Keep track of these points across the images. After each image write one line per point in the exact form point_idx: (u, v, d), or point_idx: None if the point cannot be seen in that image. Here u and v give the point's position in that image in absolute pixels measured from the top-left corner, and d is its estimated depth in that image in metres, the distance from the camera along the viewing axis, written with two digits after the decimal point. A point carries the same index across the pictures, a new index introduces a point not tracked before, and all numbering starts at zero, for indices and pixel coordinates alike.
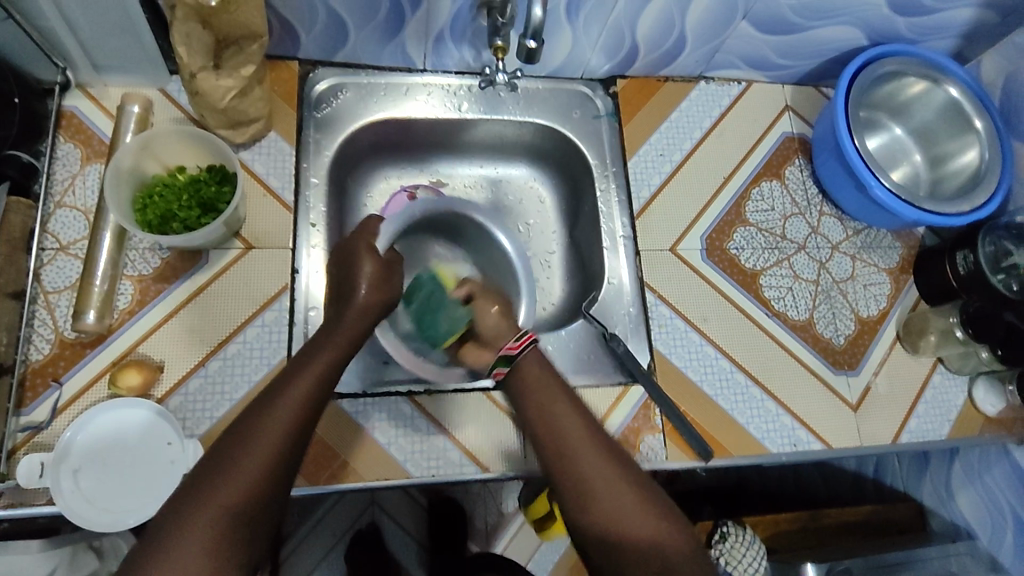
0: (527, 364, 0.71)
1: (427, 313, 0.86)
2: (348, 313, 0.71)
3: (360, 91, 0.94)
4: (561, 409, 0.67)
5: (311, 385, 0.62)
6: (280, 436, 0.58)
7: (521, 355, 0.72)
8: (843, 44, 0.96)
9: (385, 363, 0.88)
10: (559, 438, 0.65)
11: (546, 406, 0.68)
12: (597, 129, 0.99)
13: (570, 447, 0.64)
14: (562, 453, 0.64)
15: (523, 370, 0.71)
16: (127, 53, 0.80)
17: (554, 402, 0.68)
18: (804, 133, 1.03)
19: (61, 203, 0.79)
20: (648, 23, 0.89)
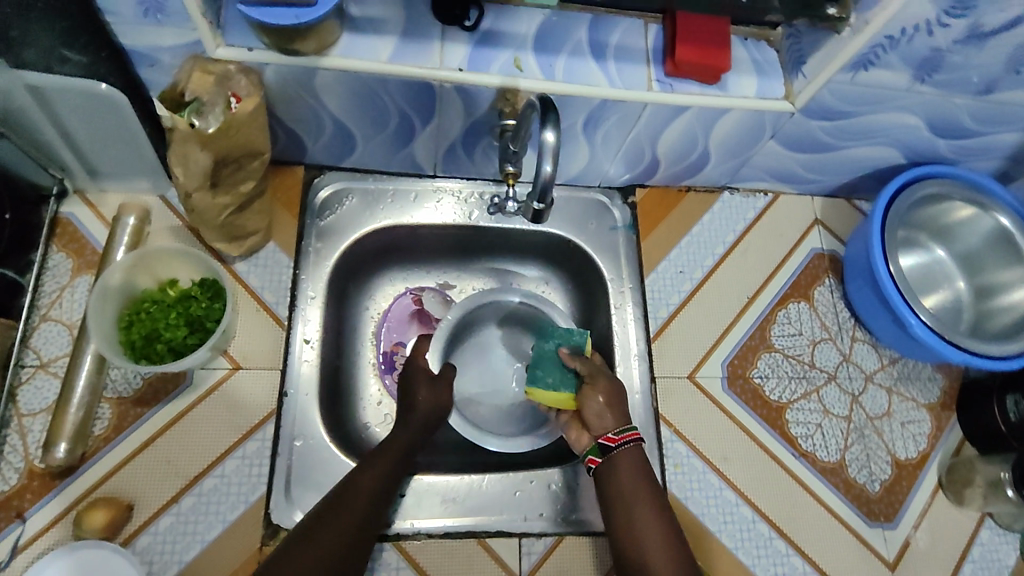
0: (621, 461, 0.72)
1: (536, 361, 0.79)
2: (420, 399, 0.77)
3: (365, 197, 0.89)
4: (649, 515, 0.68)
5: (382, 479, 0.70)
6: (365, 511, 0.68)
7: (620, 448, 0.72)
8: (879, 162, 0.90)
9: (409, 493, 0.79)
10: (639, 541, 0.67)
11: (637, 508, 0.69)
12: (613, 240, 0.93)
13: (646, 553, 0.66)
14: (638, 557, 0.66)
15: (618, 464, 0.71)
16: (126, 163, 0.77)
17: (647, 508, 0.69)
18: (835, 250, 0.97)
19: (46, 316, 0.76)
20: (671, 141, 0.84)
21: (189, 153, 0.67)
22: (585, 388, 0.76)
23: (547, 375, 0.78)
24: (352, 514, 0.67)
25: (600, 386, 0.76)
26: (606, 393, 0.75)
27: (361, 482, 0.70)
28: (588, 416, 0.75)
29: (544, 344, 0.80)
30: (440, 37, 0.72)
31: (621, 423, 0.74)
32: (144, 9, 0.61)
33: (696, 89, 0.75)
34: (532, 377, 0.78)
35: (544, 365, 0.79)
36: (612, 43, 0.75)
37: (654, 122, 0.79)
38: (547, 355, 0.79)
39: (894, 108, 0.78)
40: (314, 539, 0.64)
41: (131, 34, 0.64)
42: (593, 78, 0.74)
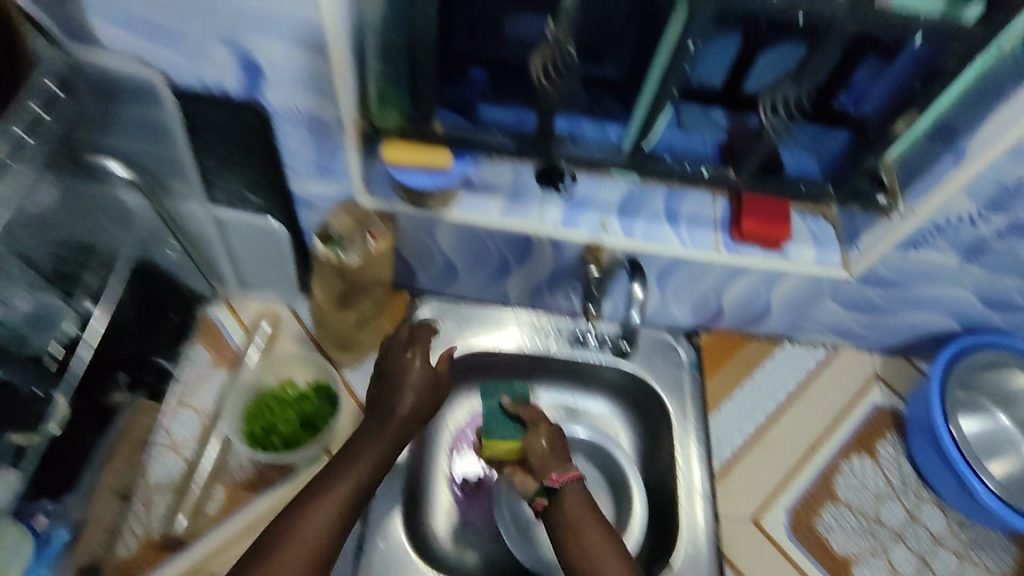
0: (567, 500, 0.75)
1: (487, 417, 0.86)
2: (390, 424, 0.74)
3: (454, 321, 0.99)
4: (597, 539, 0.71)
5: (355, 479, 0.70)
6: (327, 521, 0.66)
7: (562, 485, 0.76)
8: (934, 327, 0.97)
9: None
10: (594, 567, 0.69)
11: (584, 539, 0.72)
12: (678, 376, 0.99)
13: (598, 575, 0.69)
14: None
15: (562, 506, 0.75)
16: (271, 278, 0.91)
17: (590, 530, 0.72)
18: (895, 406, 1.01)
19: (182, 402, 0.88)
20: (736, 294, 0.94)
21: (326, 278, 0.82)
22: (529, 433, 0.83)
23: (500, 429, 0.84)
24: (315, 538, 0.66)
25: (542, 429, 0.83)
26: (548, 436, 0.82)
27: (325, 495, 0.68)
28: (533, 462, 0.80)
29: (489, 403, 0.87)
30: (540, 200, 0.87)
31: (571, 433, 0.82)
32: (318, 168, 0.75)
33: (760, 254, 0.86)
34: (487, 432, 0.84)
35: (494, 419, 0.85)
36: (684, 211, 0.88)
37: (721, 277, 0.90)
38: (496, 411, 0.86)
39: (944, 282, 0.86)
40: (284, 551, 0.64)
41: (301, 183, 0.78)
42: (668, 239, 0.87)
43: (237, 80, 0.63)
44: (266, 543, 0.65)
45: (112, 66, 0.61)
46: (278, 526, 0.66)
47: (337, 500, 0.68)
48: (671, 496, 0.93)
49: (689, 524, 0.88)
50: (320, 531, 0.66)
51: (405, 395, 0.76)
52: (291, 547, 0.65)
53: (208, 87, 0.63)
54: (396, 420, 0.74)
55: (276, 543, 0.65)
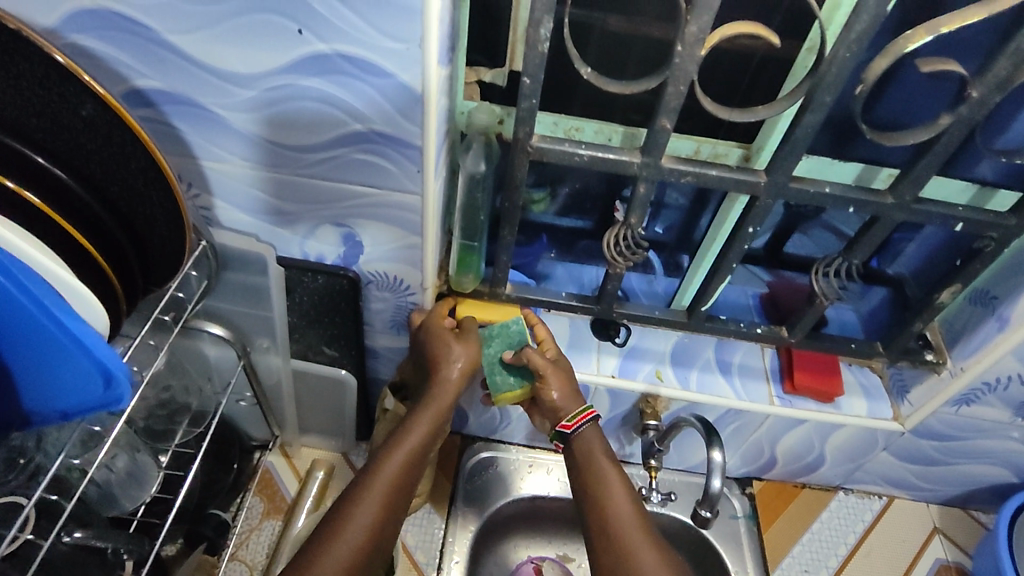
0: (588, 435, 0.75)
1: (489, 369, 0.77)
2: (437, 391, 0.72)
3: (508, 467, 1.02)
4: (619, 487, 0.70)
5: (412, 441, 0.70)
6: (387, 485, 0.66)
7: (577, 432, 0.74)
8: (992, 478, 0.96)
9: None
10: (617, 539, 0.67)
11: (604, 472, 0.71)
12: (735, 529, 0.97)
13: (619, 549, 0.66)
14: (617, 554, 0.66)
15: (581, 444, 0.74)
16: (330, 424, 0.93)
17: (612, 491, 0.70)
18: (961, 562, 0.98)
19: (234, 555, 0.86)
20: (789, 443, 0.94)
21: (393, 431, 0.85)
22: (541, 386, 0.75)
23: (505, 378, 0.76)
24: (371, 499, 0.65)
25: (553, 377, 0.75)
26: (557, 387, 0.75)
27: (373, 485, 0.66)
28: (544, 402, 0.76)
29: (489, 351, 0.77)
30: (597, 350, 0.90)
31: (581, 404, 0.76)
32: (394, 324, 0.82)
33: (813, 405, 0.88)
34: (493, 385, 0.76)
35: (496, 369, 0.76)
36: (734, 362, 0.91)
37: (775, 427, 0.91)
38: (496, 362, 0.76)
39: (1000, 436, 0.87)
40: (321, 558, 0.61)
41: (378, 337, 0.84)
42: (723, 390, 0.89)
43: (338, 252, 0.72)
44: (308, 543, 0.63)
45: (230, 244, 0.70)
46: (313, 538, 0.63)
47: (380, 484, 0.66)
48: None
49: None
50: (359, 543, 0.63)
51: (443, 398, 0.72)
52: (334, 544, 0.62)
53: (309, 256, 0.73)
54: (440, 383, 0.73)
55: (310, 554, 0.61)
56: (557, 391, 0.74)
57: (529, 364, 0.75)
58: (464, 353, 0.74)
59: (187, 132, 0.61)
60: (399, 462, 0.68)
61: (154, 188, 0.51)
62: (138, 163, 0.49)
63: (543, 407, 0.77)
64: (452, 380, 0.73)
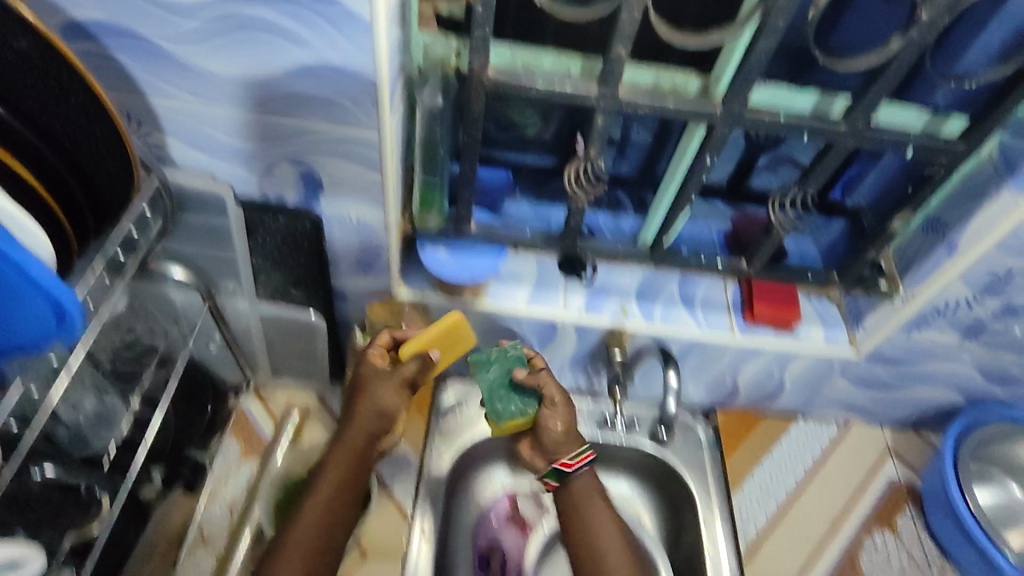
0: (580, 484, 0.83)
1: (490, 396, 0.83)
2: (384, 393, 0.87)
3: (479, 404, 1.03)
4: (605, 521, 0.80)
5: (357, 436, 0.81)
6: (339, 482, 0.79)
7: (576, 472, 0.83)
8: (942, 401, 1.01)
9: None
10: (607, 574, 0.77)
11: (591, 508, 0.81)
12: (700, 457, 1.01)
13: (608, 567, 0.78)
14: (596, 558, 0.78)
15: (574, 487, 0.82)
16: (302, 367, 0.95)
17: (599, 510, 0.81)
18: (911, 480, 1.03)
19: (212, 495, 0.87)
20: (750, 372, 0.98)
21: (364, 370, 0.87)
22: (546, 413, 0.82)
23: (507, 406, 0.83)
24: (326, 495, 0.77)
25: (558, 410, 0.82)
26: (564, 421, 0.82)
27: (319, 496, 0.77)
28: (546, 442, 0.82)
29: (488, 376, 0.83)
30: (564, 288, 0.92)
31: (578, 446, 0.83)
32: (360, 266, 0.82)
33: (771, 335, 0.92)
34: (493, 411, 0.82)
35: (499, 397, 0.83)
36: (698, 296, 0.94)
37: (737, 357, 0.95)
38: (497, 387, 0.83)
39: (947, 360, 0.92)
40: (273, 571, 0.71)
41: (345, 279, 0.85)
42: (685, 322, 0.92)
43: (298, 192, 0.72)
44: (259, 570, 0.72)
45: (188, 183, 0.70)
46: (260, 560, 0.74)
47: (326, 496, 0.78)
48: None
49: None
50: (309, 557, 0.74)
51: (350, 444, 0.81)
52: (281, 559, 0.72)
53: (269, 198, 0.73)
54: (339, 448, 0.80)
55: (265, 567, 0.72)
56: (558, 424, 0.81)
57: (543, 390, 0.82)
58: (395, 398, 0.83)
59: (133, 69, 0.60)
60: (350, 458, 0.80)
61: (95, 124, 0.52)
62: (77, 99, 0.50)
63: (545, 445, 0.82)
64: (353, 438, 0.81)
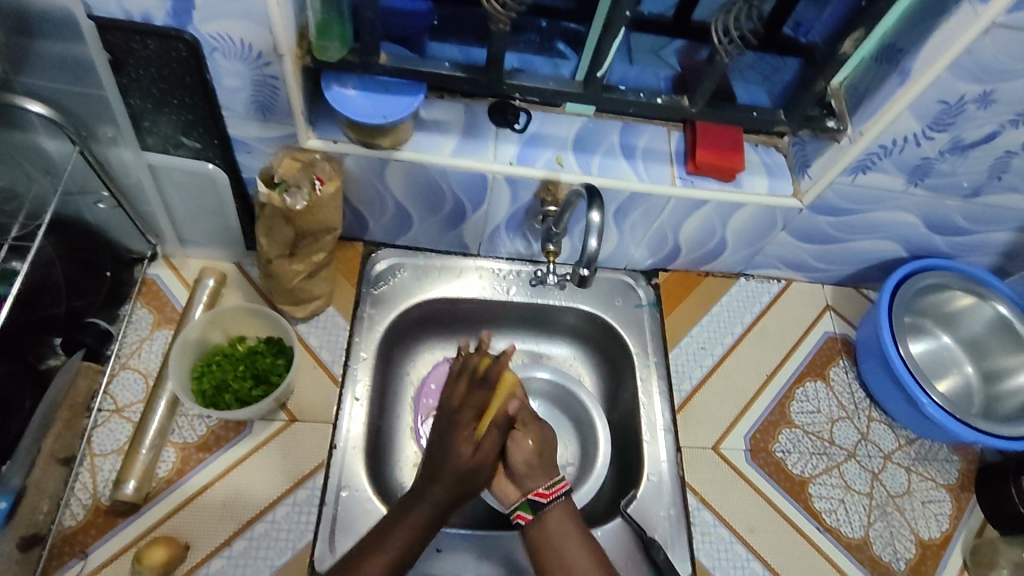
0: (553, 515, 0.76)
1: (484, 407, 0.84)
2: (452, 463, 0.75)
3: (414, 270, 0.99)
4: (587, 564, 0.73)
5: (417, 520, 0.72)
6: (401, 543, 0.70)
7: (549, 504, 0.76)
8: (883, 254, 1.00)
9: (437, 550, 0.80)
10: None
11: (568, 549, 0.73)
12: (639, 316, 1.00)
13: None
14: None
15: (547, 517, 0.76)
16: (212, 233, 0.88)
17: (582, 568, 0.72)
18: (847, 334, 1.04)
19: (125, 364, 0.83)
20: (691, 229, 0.95)
21: (274, 226, 0.78)
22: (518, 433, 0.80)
23: None
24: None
25: (528, 429, 0.81)
26: (535, 438, 0.80)
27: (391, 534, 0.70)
28: (515, 467, 0.79)
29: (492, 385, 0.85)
30: (494, 138, 0.84)
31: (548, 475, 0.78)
32: (256, 107, 0.73)
33: (714, 186, 0.87)
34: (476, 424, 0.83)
35: None
36: (639, 146, 0.88)
37: (678, 211, 0.90)
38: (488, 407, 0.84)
39: (891, 208, 0.89)
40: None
41: (243, 126, 0.75)
42: (624, 173, 0.86)
43: (163, 8, 0.61)
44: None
45: None
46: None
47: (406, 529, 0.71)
48: (635, 432, 0.94)
49: (651, 454, 0.90)
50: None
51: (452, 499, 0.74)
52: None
53: (132, 15, 0.62)
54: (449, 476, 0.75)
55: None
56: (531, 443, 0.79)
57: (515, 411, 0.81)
58: (472, 450, 0.77)
59: None
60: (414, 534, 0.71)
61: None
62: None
63: (515, 466, 0.78)
64: (464, 466, 0.75)
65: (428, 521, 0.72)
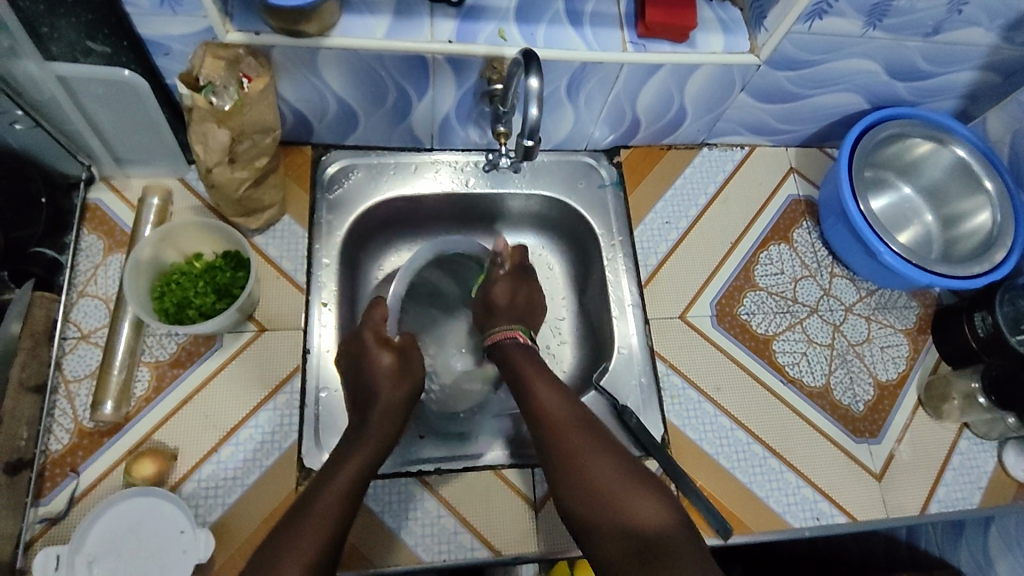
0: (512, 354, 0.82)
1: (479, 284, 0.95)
2: (381, 386, 0.77)
3: (370, 170, 0.96)
4: (548, 389, 0.77)
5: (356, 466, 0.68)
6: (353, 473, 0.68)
7: (506, 344, 0.84)
8: (846, 108, 0.98)
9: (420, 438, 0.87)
10: (565, 443, 0.72)
11: (534, 384, 0.77)
12: (602, 197, 1.00)
13: (568, 444, 0.71)
14: (568, 457, 0.71)
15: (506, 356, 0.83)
16: (148, 149, 0.84)
17: (540, 379, 0.78)
18: (810, 195, 1.04)
19: (84, 292, 0.83)
20: (648, 100, 0.91)
21: (206, 132, 0.73)
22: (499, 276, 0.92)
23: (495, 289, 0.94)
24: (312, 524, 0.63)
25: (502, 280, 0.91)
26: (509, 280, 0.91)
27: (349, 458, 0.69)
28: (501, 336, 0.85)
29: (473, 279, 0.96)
30: (429, 16, 0.79)
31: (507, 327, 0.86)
32: None
33: (668, 48, 0.83)
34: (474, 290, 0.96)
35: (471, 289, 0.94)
36: (586, 11, 0.83)
37: (632, 81, 0.86)
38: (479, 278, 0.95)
39: (852, 54, 0.86)
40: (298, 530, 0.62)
41: (150, 23, 0.69)
42: (572, 41, 0.81)
43: None
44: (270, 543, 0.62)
45: None
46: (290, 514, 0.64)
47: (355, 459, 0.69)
48: (603, 309, 0.96)
49: (621, 327, 0.93)
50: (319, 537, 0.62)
51: (382, 411, 0.75)
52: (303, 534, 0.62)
53: None
54: (378, 410, 0.75)
55: (289, 533, 0.62)
56: (387, 359, 0.79)
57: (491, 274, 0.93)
58: (263, 112, 0.76)
59: None
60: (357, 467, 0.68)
61: None
62: None
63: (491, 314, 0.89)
64: (385, 402, 0.76)
65: (347, 490, 0.66)
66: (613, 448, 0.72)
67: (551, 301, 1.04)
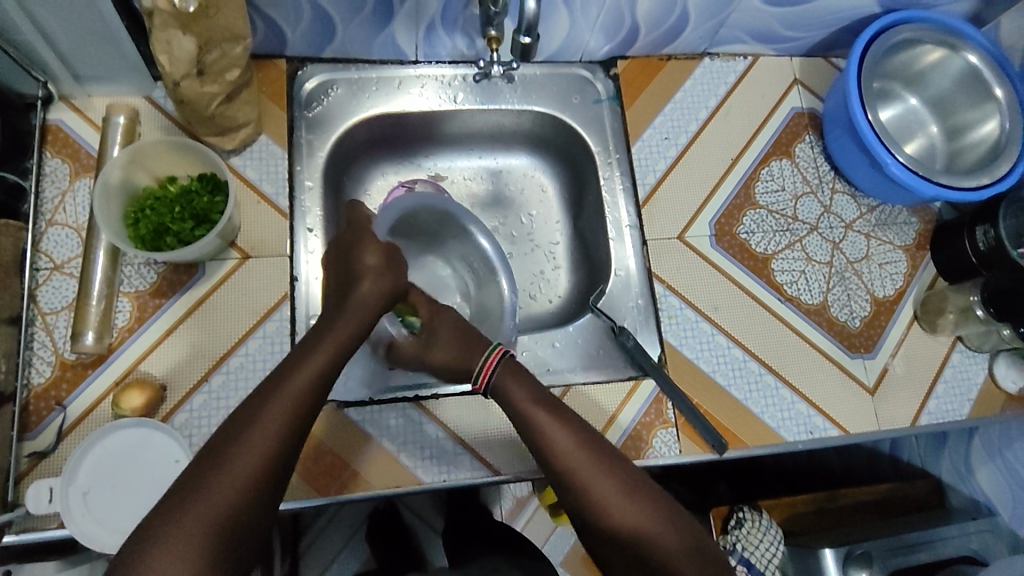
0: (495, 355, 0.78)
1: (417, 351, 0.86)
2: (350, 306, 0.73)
3: (350, 87, 0.90)
4: (555, 425, 0.69)
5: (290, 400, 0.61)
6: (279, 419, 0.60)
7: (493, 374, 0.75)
8: (856, 11, 0.93)
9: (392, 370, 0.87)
10: (590, 501, 0.65)
11: (538, 418, 0.70)
12: (598, 113, 0.95)
13: (584, 486, 0.66)
14: (595, 512, 0.65)
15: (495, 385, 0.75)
16: (110, 66, 0.77)
17: (556, 422, 0.70)
18: (814, 108, 1.00)
19: (52, 221, 0.78)
20: (649, 2, 0.85)
21: (171, 39, 0.67)
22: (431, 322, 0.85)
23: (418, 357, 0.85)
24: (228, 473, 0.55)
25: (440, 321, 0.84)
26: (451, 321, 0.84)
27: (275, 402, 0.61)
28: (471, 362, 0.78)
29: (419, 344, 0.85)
30: None
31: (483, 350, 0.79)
32: None
33: None
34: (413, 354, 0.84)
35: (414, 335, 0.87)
36: None
37: None
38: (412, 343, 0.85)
39: None
40: (174, 525, 0.52)
41: None
42: None
43: None
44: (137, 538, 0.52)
45: None
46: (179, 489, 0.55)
47: (284, 402, 0.61)
48: (600, 231, 0.94)
49: (617, 251, 0.91)
50: (206, 533, 0.52)
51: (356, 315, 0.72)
52: (184, 519, 0.52)
53: None
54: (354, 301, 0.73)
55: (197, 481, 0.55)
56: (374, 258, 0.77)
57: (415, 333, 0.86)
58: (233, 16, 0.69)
59: None
60: (283, 417, 0.60)
61: None
62: None
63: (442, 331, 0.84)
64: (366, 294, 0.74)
65: (236, 489, 0.55)
66: (630, 484, 0.66)
67: (544, 226, 1.01)
